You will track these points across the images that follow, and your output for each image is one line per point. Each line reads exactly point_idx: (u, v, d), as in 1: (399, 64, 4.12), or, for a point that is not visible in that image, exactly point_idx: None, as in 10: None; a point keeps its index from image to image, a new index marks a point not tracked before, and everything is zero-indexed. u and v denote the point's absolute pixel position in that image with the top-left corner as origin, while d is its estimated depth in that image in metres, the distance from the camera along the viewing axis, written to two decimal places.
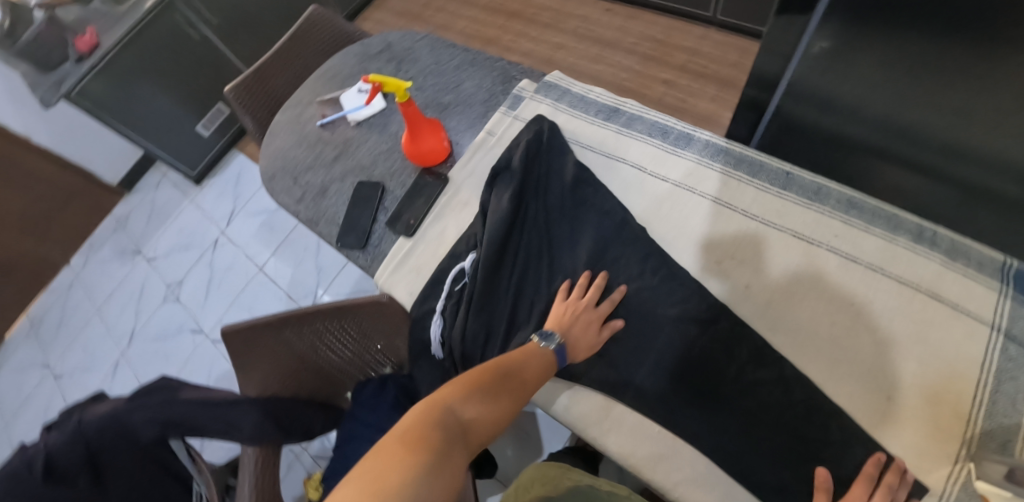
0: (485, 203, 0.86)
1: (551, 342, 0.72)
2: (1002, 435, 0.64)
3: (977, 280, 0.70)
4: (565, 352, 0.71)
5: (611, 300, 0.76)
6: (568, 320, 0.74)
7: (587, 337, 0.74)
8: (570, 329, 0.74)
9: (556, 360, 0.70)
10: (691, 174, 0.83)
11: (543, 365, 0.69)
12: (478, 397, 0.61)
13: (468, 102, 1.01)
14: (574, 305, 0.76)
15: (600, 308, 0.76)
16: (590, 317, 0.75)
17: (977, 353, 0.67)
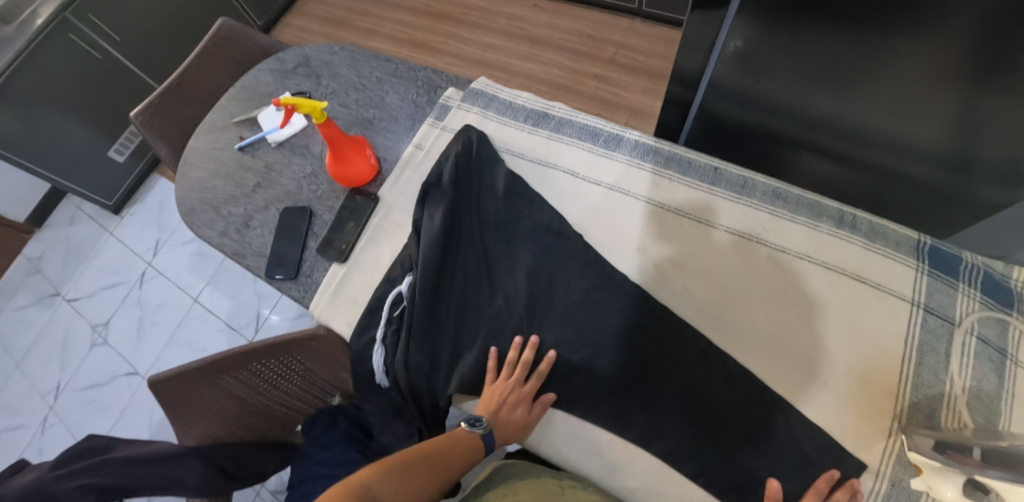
0: (418, 225, 0.83)
1: (479, 428, 0.74)
2: (926, 406, 0.68)
3: (897, 261, 0.74)
4: (492, 437, 0.74)
5: (538, 375, 0.73)
6: (496, 407, 0.74)
7: (518, 432, 0.73)
8: (497, 414, 0.73)
9: (481, 443, 0.74)
10: (624, 176, 0.82)
11: (467, 444, 0.74)
12: (397, 481, 0.67)
13: (395, 116, 0.96)
14: (504, 386, 0.73)
15: (529, 385, 0.73)
16: (518, 399, 0.73)
17: (899, 328, 0.71)
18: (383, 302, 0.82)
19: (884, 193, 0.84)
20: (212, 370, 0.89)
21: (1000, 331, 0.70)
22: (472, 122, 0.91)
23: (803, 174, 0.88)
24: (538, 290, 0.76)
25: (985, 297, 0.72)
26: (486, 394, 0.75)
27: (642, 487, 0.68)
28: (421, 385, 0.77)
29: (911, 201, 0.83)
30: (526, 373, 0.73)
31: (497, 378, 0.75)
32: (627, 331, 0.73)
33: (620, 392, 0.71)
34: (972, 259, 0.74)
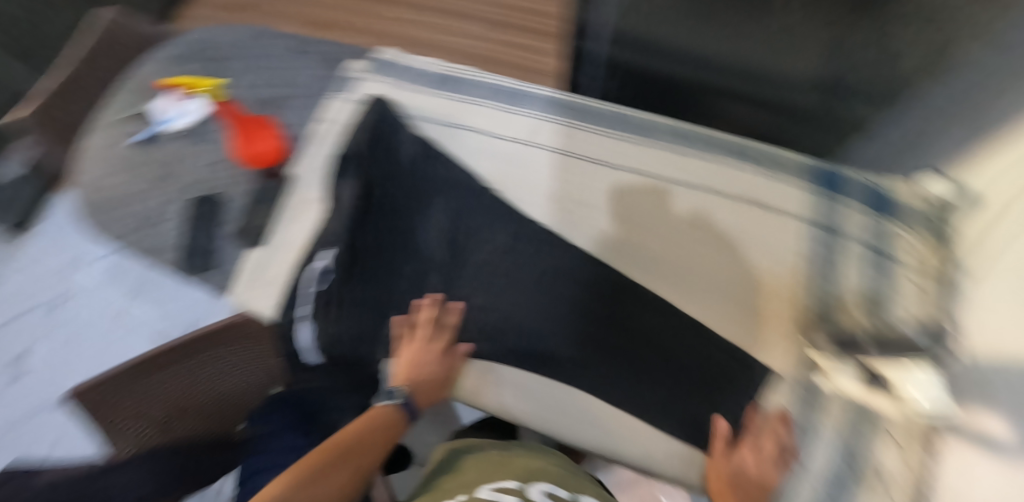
0: (336, 199, 0.82)
1: (399, 394, 0.68)
2: (823, 312, 0.73)
3: (788, 183, 0.78)
4: (414, 398, 0.68)
5: (446, 326, 0.75)
6: (413, 367, 0.71)
7: (440, 384, 0.72)
8: (416, 375, 0.71)
9: (408, 409, 0.67)
10: (533, 130, 0.84)
11: (385, 422, 0.64)
12: (316, 486, 0.55)
13: (303, 94, 0.95)
14: (419, 345, 0.73)
15: (443, 338, 0.74)
16: (433, 354, 0.72)
17: (792, 244, 0.76)
18: (305, 278, 0.81)
19: None
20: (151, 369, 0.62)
21: (880, 239, 0.75)
22: (378, 91, 0.90)
23: None
24: (457, 248, 0.79)
25: (867, 209, 0.77)
26: (399, 360, 0.73)
27: (575, 423, 0.71)
28: (348, 354, 0.77)
29: None
30: (434, 331, 0.75)
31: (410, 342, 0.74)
32: (546, 278, 0.76)
33: (546, 335, 0.74)
34: (861, 176, 0.77)
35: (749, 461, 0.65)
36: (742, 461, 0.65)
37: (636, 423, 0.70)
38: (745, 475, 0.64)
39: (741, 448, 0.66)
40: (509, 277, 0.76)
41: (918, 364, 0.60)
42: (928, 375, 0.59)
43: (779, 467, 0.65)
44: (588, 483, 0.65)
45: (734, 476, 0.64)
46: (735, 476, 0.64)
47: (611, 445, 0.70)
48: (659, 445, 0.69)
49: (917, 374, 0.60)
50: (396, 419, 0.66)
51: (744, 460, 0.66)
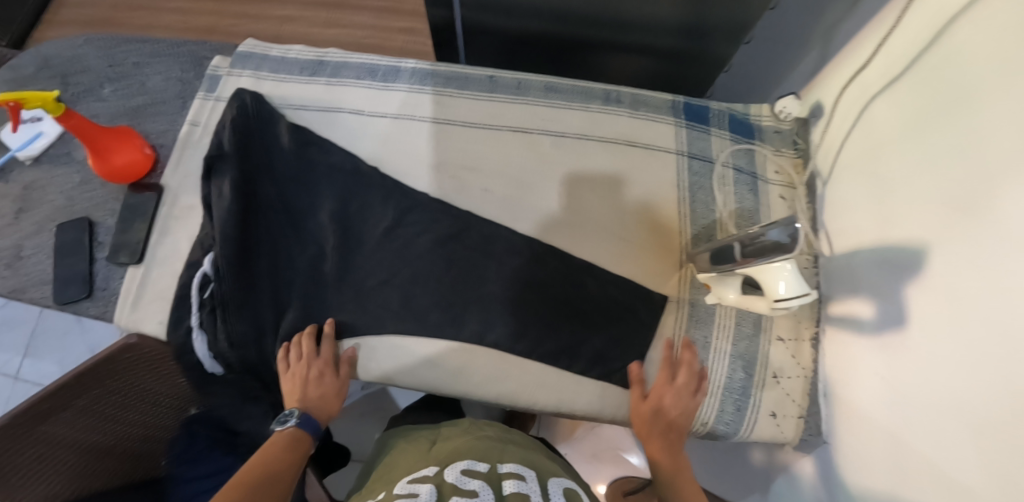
0: (207, 200, 0.78)
1: (293, 418, 0.66)
2: (705, 235, 0.77)
3: (660, 121, 0.82)
4: (309, 419, 0.66)
5: (326, 337, 0.72)
6: (302, 388, 0.69)
7: (334, 398, 0.71)
8: (307, 395, 0.69)
9: (305, 428, 0.66)
10: (407, 103, 0.84)
11: (282, 451, 0.62)
12: None
13: (161, 98, 0.89)
14: (301, 365, 0.70)
15: (325, 351, 0.72)
16: (320, 369, 0.71)
17: (672, 178, 0.79)
18: (191, 288, 0.77)
19: (641, 72, 0.96)
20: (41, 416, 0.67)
21: (749, 160, 0.82)
22: (246, 86, 0.87)
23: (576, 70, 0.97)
24: (348, 230, 0.77)
25: (733, 135, 0.83)
26: (286, 386, 0.70)
27: (484, 380, 0.71)
28: (254, 355, 0.74)
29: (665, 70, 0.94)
30: (315, 345, 0.72)
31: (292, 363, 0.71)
32: (442, 244, 0.76)
33: (447, 301, 0.74)
34: (718, 106, 0.84)
35: (672, 406, 0.69)
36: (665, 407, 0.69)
37: (548, 372, 0.72)
38: (667, 420, 0.68)
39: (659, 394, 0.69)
40: (403, 251, 0.76)
41: (778, 259, 0.60)
42: (789, 265, 0.61)
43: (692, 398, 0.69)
44: (513, 449, 0.64)
45: (659, 423, 0.68)
46: (660, 423, 0.68)
47: (522, 395, 0.71)
48: (569, 386, 0.72)
49: (782, 266, 0.61)
50: (298, 443, 0.64)
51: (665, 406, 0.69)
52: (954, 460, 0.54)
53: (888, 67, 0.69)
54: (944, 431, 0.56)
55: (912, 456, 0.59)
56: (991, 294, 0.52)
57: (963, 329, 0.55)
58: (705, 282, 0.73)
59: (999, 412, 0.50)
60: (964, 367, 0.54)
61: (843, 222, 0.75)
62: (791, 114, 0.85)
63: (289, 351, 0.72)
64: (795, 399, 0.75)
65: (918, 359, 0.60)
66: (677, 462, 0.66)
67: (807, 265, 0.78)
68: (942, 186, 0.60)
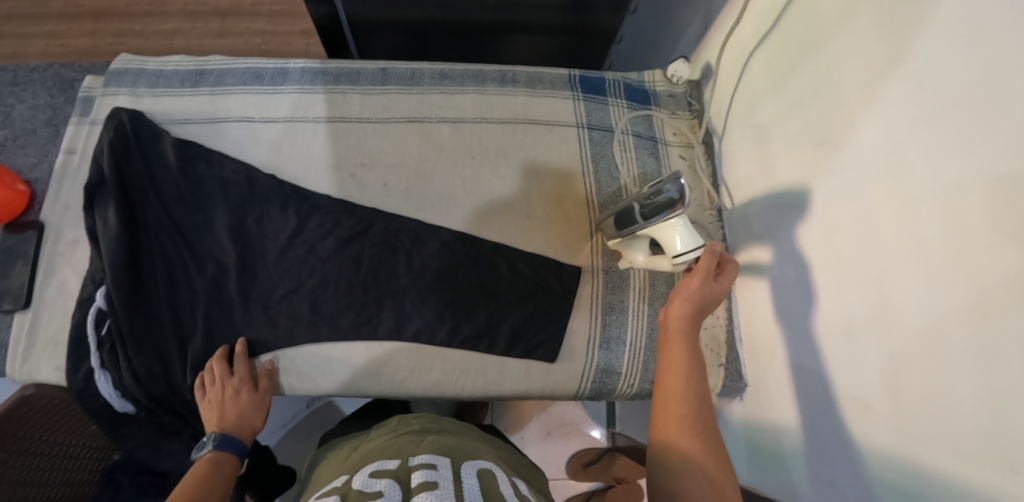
0: (93, 232, 0.73)
1: (211, 441, 0.62)
2: (612, 203, 0.79)
3: (557, 97, 0.83)
4: (229, 438, 0.63)
5: (239, 354, 0.69)
6: (219, 410, 0.66)
7: (256, 414, 0.68)
8: (225, 416, 0.66)
9: (228, 448, 0.62)
10: (297, 106, 0.81)
11: (206, 473, 0.58)
12: None
13: (31, 128, 0.82)
14: (215, 388, 0.67)
15: (237, 369, 0.68)
16: (235, 386, 0.67)
17: (574, 152, 0.80)
18: (86, 326, 0.71)
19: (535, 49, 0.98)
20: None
21: (646, 125, 0.84)
22: (123, 104, 0.81)
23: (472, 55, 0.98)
24: (247, 242, 0.75)
25: (629, 103, 0.85)
26: (205, 412, 0.67)
27: (409, 373, 0.71)
28: (161, 387, 0.70)
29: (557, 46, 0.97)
30: (228, 364, 0.69)
31: (206, 388, 0.68)
32: (350, 244, 0.74)
33: (360, 301, 0.72)
34: (612, 77, 0.86)
35: (708, 295, 0.60)
36: (702, 295, 0.60)
37: (472, 357, 0.72)
38: (694, 309, 0.60)
39: (696, 278, 0.61)
40: (306, 258, 0.74)
41: (672, 216, 0.61)
42: (683, 221, 0.63)
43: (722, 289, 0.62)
44: (435, 439, 0.63)
45: (686, 311, 0.60)
46: (686, 314, 0.60)
47: (449, 383, 0.71)
48: (492, 368, 0.72)
49: (675, 223, 0.62)
50: (222, 464, 0.60)
51: (703, 293, 0.60)
52: (835, 372, 0.58)
53: (760, 23, 0.73)
54: (825, 347, 0.60)
55: (804, 377, 0.63)
56: (852, 215, 0.57)
57: (832, 252, 0.59)
58: (616, 249, 0.74)
59: (867, 322, 0.54)
60: (836, 288, 0.59)
61: (736, 173, 0.79)
62: (683, 78, 0.86)
63: (202, 377, 0.69)
64: (714, 350, 0.78)
65: (801, 289, 0.64)
66: (697, 358, 0.57)
67: (712, 220, 0.82)
68: (809, 128, 0.64)
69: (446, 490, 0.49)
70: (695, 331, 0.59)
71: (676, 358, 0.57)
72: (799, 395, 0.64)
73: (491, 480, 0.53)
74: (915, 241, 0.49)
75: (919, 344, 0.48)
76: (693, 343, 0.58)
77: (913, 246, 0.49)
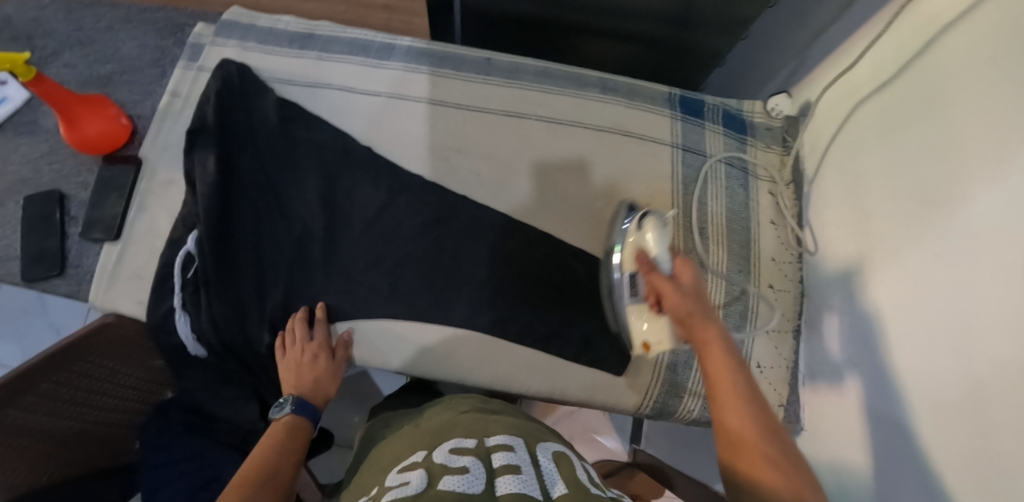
0: (190, 177, 0.75)
1: (287, 404, 0.64)
2: (697, 225, 0.79)
3: (656, 113, 0.83)
4: (303, 403, 0.65)
5: (320, 320, 0.71)
6: (296, 374, 0.68)
7: (330, 382, 0.69)
8: (301, 381, 0.67)
9: (305, 411, 0.65)
10: (400, 83, 0.82)
11: (282, 438, 0.60)
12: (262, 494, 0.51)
13: (138, 65, 0.83)
14: (295, 350, 0.69)
15: (317, 333, 0.70)
16: (313, 352, 0.68)
17: (666, 170, 0.80)
18: (173, 267, 0.73)
19: (635, 61, 0.97)
20: (33, 379, 0.64)
21: (740, 154, 0.83)
22: (231, 55, 0.83)
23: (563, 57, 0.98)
24: (334, 209, 0.75)
25: (725, 130, 0.84)
26: (282, 371, 0.69)
27: (477, 363, 0.71)
28: (236, 338, 0.71)
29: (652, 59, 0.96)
30: (308, 329, 0.70)
31: (285, 347, 0.70)
32: (437, 226, 0.75)
33: (438, 286, 0.73)
34: (711, 101, 0.85)
35: (699, 297, 0.57)
36: (699, 297, 0.57)
37: (541, 356, 0.72)
38: (705, 313, 0.56)
39: (682, 283, 0.58)
40: (390, 235, 0.75)
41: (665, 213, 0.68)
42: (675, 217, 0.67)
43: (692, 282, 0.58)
44: (502, 421, 0.64)
45: (700, 319, 0.56)
46: (702, 320, 0.56)
47: (516, 379, 0.72)
48: (560, 370, 0.73)
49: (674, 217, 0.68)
50: (297, 429, 0.63)
51: (694, 293, 0.58)
52: (916, 435, 0.57)
53: (879, 72, 0.72)
54: (904, 409, 0.59)
55: (879, 432, 0.62)
56: (953, 281, 0.56)
57: (927, 316, 0.59)
58: (643, 341, 0.65)
59: (956, 393, 0.53)
60: (924, 352, 0.58)
61: (824, 216, 0.78)
62: (782, 112, 0.85)
63: (282, 337, 0.70)
64: (777, 389, 0.77)
65: (887, 345, 0.63)
66: (734, 358, 0.54)
67: (791, 260, 0.81)
68: (916, 188, 0.63)
69: (530, 475, 0.49)
70: (717, 328, 0.56)
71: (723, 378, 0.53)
72: (868, 448, 0.64)
73: (566, 464, 0.54)
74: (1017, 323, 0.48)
75: (1009, 415, 0.47)
76: (723, 341, 0.55)
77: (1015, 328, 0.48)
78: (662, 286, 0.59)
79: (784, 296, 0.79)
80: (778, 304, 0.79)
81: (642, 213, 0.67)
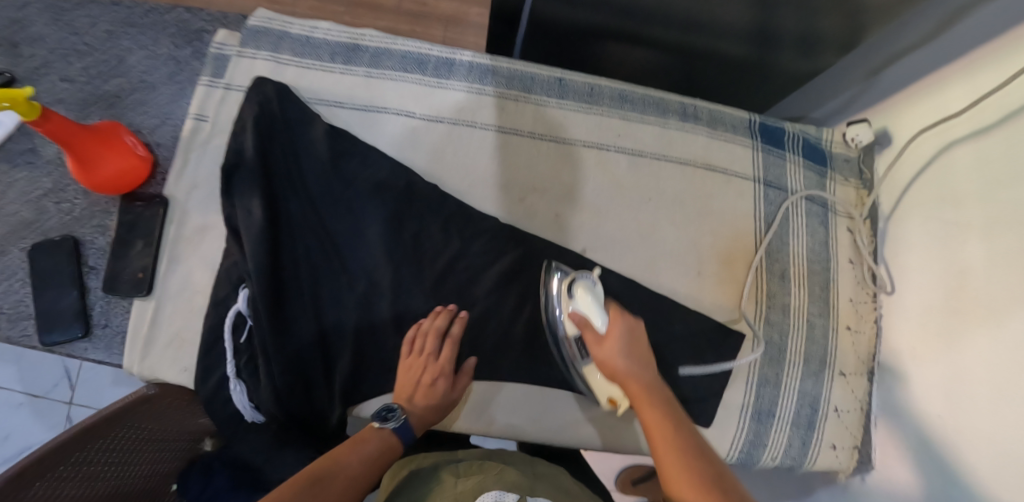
0: (232, 225, 0.65)
1: (396, 418, 0.60)
2: (777, 266, 0.76)
3: (738, 143, 0.78)
4: (409, 426, 0.60)
5: (452, 339, 0.65)
6: (410, 389, 0.63)
7: (443, 408, 0.64)
8: (414, 400, 0.63)
9: (400, 438, 0.59)
10: (465, 107, 0.73)
11: (367, 457, 0.55)
12: None
13: (151, 82, 0.71)
14: (420, 360, 0.64)
15: (447, 353, 0.65)
16: (434, 374, 0.64)
17: (748, 208, 0.76)
18: (221, 330, 0.64)
19: (699, 75, 0.90)
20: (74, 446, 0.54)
21: (820, 190, 0.80)
22: (264, 72, 0.71)
23: (623, 67, 0.90)
24: (402, 258, 0.68)
25: (806, 161, 0.80)
26: (400, 376, 0.65)
27: (563, 424, 0.68)
28: (304, 408, 0.64)
29: (719, 75, 0.89)
30: (440, 342, 0.65)
31: (412, 350, 0.65)
32: (516, 276, 0.69)
33: (522, 345, 0.68)
34: (792, 129, 0.80)
35: (637, 350, 0.61)
36: (633, 351, 0.60)
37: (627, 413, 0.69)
38: (638, 363, 0.60)
39: (619, 340, 0.61)
40: (466, 286, 0.69)
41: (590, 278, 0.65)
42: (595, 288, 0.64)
43: (623, 339, 0.61)
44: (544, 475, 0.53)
45: (633, 367, 0.59)
46: (636, 369, 0.59)
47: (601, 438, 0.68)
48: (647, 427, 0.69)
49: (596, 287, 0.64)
50: (387, 447, 0.58)
51: (629, 346, 0.61)
52: None
53: (979, 116, 0.68)
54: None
55: (953, 498, 0.60)
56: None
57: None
58: (610, 397, 0.62)
59: None
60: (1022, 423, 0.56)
61: (908, 260, 0.75)
62: (861, 142, 0.83)
63: (412, 340, 0.65)
64: (851, 431, 0.75)
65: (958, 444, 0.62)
66: (661, 397, 0.56)
67: (868, 300, 0.79)
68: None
69: None
70: (649, 375, 0.58)
71: (655, 415, 0.54)
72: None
73: None
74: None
75: None
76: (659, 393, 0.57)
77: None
78: (597, 346, 0.61)
79: (860, 338, 0.78)
80: (854, 346, 0.77)
81: (569, 276, 0.65)
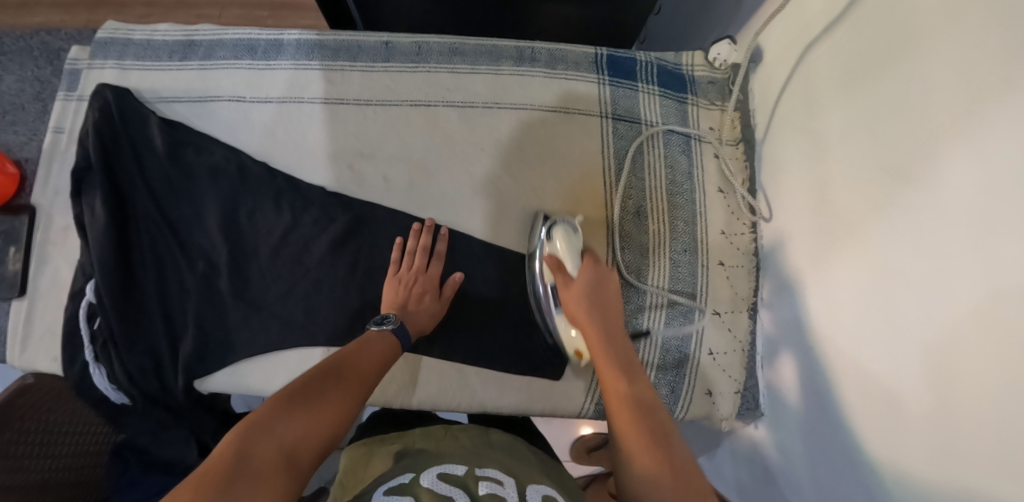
0: (80, 222, 0.70)
1: (391, 324, 0.62)
2: (634, 204, 0.71)
3: (580, 80, 0.74)
4: (406, 331, 0.62)
5: (438, 256, 0.69)
6: (401, 302, 0.66)
7: (433, 319, 0.67)
8: (406, 308, 0.66)
9: (400, 341, 0.60)
10: (293, 84, 0.74)
11: (382, 351, 0.57)
12: (299, 412, 0.46)
13: (19, 102, 0.83)
14: (409, 276, 0.68)
15: (432, 270, 0.69)
16: (424, 287, 0.68)
17: (594, 147, 0.72)
18: (79, 319, 0.69)
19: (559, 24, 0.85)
20: None
21: (679, 118, 0.74)
22: (109, 79, 0.76)
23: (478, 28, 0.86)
24: (237, 238, 0.70)
25: (661, 90, 0.75)
26: (389, 291, 0.67)
27: (403, 386, 0.67)
28: (155, 387, 0.68)
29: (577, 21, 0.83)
30: (426, 260, 0.69)
31: (400, 269, 0.69)
32: (347, 243, 0.70)
33: (357, 307, 0.69)
34: (643, 57, 0.75)
35: (603, 297, 0.60)
36: (600, 298, 0.60)
37: (469, 371, 0.68)
38: (604, 310, 0.59)
39: (585, 286, 0.60)
40: (301, 257, 0.70)
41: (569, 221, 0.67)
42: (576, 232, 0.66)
43: (598, 285, 0.61)
44: (500, 455, 0.53)
45: (596, 312, 0.59)
46: (600, 314, 0.59)
47: (445, 399, 0.67)
48: (492, 381, 0.68)
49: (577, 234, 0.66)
50: (390, 346, 0.59)
51: (595, 291, 0.60)
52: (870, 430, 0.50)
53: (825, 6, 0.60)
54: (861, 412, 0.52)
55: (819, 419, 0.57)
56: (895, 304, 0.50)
57: (887, 304, 0.49)
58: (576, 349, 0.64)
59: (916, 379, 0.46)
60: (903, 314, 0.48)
61: (779, 182, 0.66)
62: (724, 62, 0.74)
63: (398, 261, 0.69)
64: (732, 375, 0.69)
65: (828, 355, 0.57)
66: (620, 345, 0.57)
67: (745, 231, 0.71)
68: (874, 147, 0.52)
69: None
70: (608, 321, 0.58)
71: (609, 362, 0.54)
72: (820, 462, 0.56)
73: None
74: (996, 336, 0.39)
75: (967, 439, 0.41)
76: (617, 332, 0.57)
77: (990, 340, 0.39)
78: (564, 288, 0.61)
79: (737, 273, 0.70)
80: (731, 282, 0.70)
81: (552, 220, 0.67)
